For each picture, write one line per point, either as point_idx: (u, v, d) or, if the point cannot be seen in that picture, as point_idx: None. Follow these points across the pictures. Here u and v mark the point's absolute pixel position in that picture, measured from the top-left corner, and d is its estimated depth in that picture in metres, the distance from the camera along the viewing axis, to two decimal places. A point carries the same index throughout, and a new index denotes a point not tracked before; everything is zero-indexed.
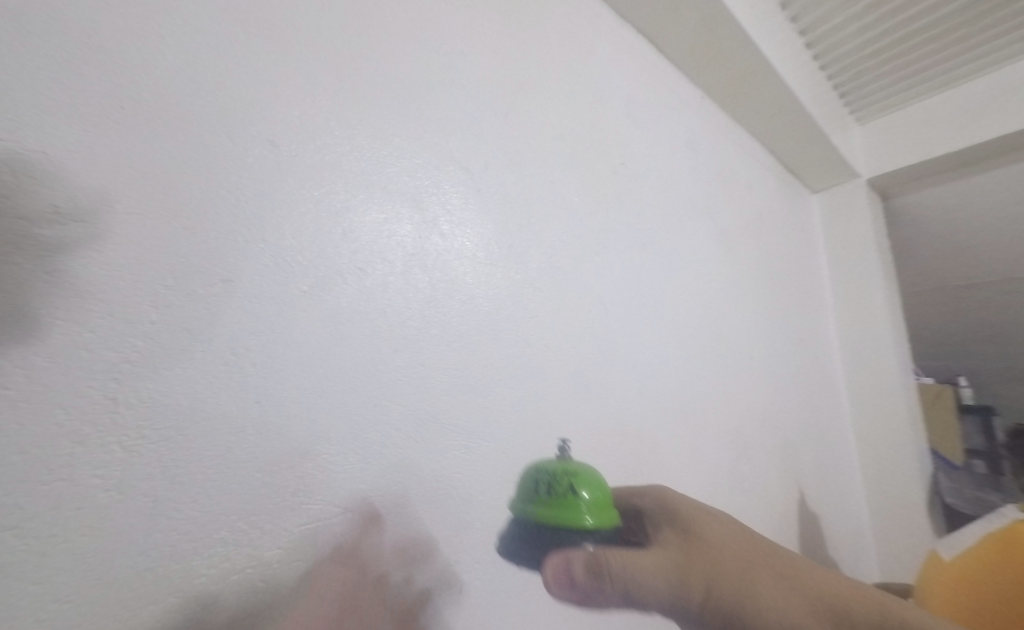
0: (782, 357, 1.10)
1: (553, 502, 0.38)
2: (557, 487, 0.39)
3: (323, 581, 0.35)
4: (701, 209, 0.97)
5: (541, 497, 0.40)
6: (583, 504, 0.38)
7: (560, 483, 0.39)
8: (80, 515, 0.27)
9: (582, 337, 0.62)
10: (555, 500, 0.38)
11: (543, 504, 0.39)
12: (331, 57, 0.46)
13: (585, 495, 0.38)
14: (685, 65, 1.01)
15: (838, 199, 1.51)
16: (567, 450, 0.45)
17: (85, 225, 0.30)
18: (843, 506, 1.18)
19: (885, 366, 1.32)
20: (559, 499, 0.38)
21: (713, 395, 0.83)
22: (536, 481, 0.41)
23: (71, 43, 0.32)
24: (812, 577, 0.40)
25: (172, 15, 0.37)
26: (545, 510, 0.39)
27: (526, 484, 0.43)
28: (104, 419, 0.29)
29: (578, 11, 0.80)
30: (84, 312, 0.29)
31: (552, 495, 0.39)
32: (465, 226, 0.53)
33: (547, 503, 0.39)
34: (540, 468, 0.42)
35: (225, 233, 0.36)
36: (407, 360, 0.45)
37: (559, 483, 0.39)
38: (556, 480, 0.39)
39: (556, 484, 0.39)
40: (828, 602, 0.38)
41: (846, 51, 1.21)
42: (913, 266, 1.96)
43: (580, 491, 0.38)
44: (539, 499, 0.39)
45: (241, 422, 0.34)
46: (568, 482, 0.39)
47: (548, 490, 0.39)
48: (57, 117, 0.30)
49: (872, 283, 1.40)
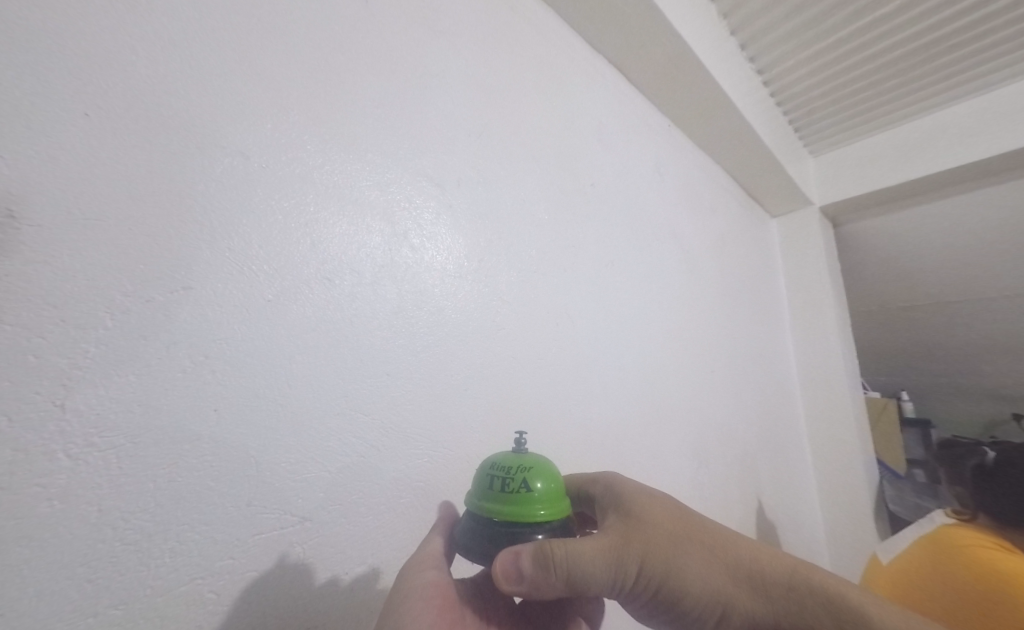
0: (741, 372, 1.16)
1: (507, 497, 0.37)
2: (511, 483, 0.38)
3: (277, 591, 0.35)
4: (667, 231, 1.01)
5: (493, 492, 0.38)
6: (537, 497, 0.37)
7: (514, 478, 0.38)
8: (19, 524, 0.27)
9: (549, 351, 0.64)
10: (508, 496, 0.37)
11: (495, 498, 0.38)
12: (306, 73, 0.47)
13: (539, 487, 0.38)
14: (654, 96, 1.07)
15: (796, 224, 1.61)
16: (524, 441, 0.43)
17: (38, 229, 0.30)
18: (797, 515, 1.23)
19: (836, 382, 1.40)
20: (514, 495, 0.37)
21: (675, 408, 0.86)
22: (488, 474, 0.40)
23: (34, 50, 0.32)
24: (745, 548, 0.40)
25: (143, 26, 0.37)
26: (498, 504, 0.38)
27: (480, 481, 0.40)
28: (50, 427, 0.28)
29: (552, 42, 0.83)
30: (33, 318, 0.29)
31: (505, 491, 0.38)
32: (436, 239, 0.54)
33: (501, 498, 0.38)
34: (494, 464, 0.40)
35: (188, 240, 0.36)
36: (373, 370, 0.45)
37: (513, 478, 0.38)
38: (509, 475, 0.38)
39: (510, 479, 0.38)
40: (756, 569, 0.39)
41: (802, 88, 1.30)
42: (864, 287, 2.09)
43: (534, 484, 0.38)
44: (492, 494, 0.38)
45: (197, 431, 0.34)
46: (521, 478, 0.38)
47: (502, 486, 0.38)
48: (15, 122, 0.30)
49: (826, 303, 1.48)
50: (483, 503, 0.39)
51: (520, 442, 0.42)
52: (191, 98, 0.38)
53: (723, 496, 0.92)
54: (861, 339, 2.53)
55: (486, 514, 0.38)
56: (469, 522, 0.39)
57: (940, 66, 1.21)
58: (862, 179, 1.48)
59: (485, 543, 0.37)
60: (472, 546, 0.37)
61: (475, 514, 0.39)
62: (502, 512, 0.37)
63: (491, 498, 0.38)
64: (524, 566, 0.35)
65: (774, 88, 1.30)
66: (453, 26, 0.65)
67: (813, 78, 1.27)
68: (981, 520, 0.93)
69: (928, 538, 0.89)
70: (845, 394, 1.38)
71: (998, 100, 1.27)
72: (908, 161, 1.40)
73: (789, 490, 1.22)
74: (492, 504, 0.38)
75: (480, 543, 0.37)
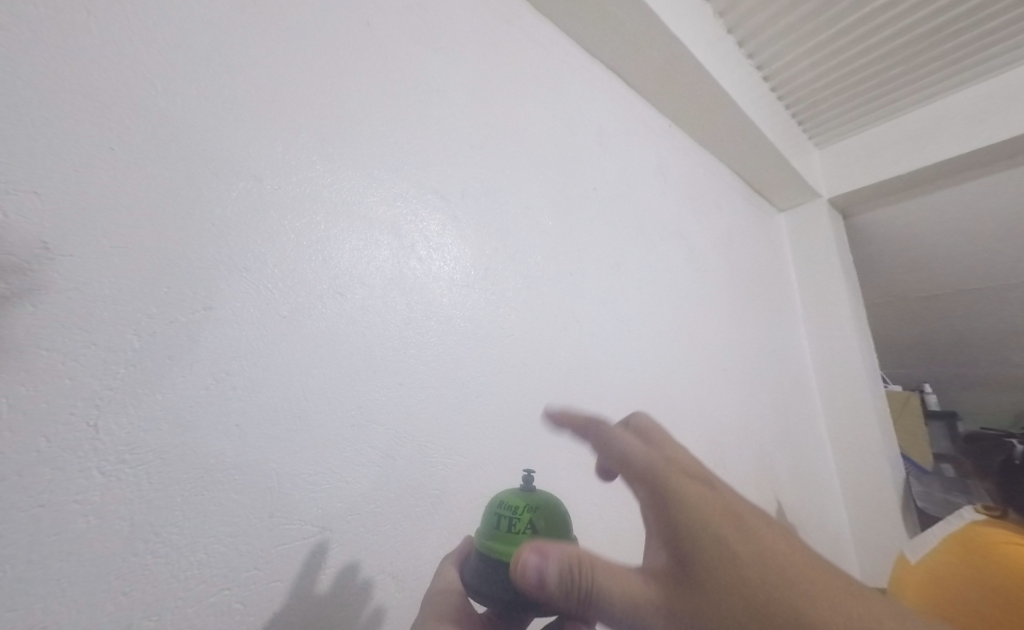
0: (755, 369, 1.14)
1: (515, 539, 0.37)
2: (518, 524, 0.38)
3: (301, 599, 0.36)
4: (673, 232, 1.01)
5: (500, 532, 0.38)
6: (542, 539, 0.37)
7: (521, 518, 0.38)
8: (57, 541, 0.28)
9: (560, 356, 0.65)
10: (518, 538, 0.37)
11: (502, 539, 0.37)
12: (314, 98, 0.49)
13: (542, 527, 0.38)
14: (653, 99, 1.07)
15: (804, 217, 1.59)
16: (533, 478, 0.42)
17: (69, 258, 0.32)
18: (821, 514, 1.20)
19: (855, 376, 1.38)
20: (519, 536, 0.37)
21: (688, 405, 0.85)
22: (495, 514, 0.39)
23: (62, 91, 0.34)
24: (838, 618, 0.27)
25: (163, 64, 0.39)
26: (505, 547, 0.37)
27: (487, 520, 0.40)
28: (85, 446, 0.30)
29: (550, 50, 0.85)
30: (67, 342, 0.31)
31: (511, 532, 0.37)
32: (443, 250, 0.56)
33: (508, 539, 0.37)
34: (502, 503, 0.40)
35: (207, 262, 0.38)
36: (385, 380, 0.46)
37: (520, 518, 0.38)
38: (515, 515, 0.38)
39: (516, 520, 0.38)
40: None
41: (802, 82, 1.30)
42: (879, 279, 2.05)
43: (539, 525, 0.38)
44: (499, 535, 0.38)
45: (221, 445, 0.35)
46: (527, 519, 0.38)
47: (509, 525, 0.38)
48: (50, 163, 0.32)
49: (840, 295, 1.46)
50: (491, 545, 0.38)
51: (529, 478, 0.42)
52: (205, 126, 0.40)
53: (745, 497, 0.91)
54: (882, 331, 2.47)
55: (496, 556, 0.37)
56: (475, 563, 0.38)
57: (943, 53, 1.20)
58: (871, 169, 1.46)
59: (498, 587, 0.36)
60: (486, 592, 0.36)
61: (482, 555, 0.38)
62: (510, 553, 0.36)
63: (498, 540, 0.37)
64: (549, 576, 0.31)
65: (774, 84, 1.30)
66: (453, 42, 0.67)
67: (813, 72, 1.27)
68: (1014, 517, 0.91)
69: (957, 536, 0.87)
70: (865, 388, 1.36)
71: (1006, 83, 1.25)
72: (918, 149, 1.37)
73: (811, 488, 1.20)
74: (498, 545, 0.37)
75: (493, 589, 0.36)
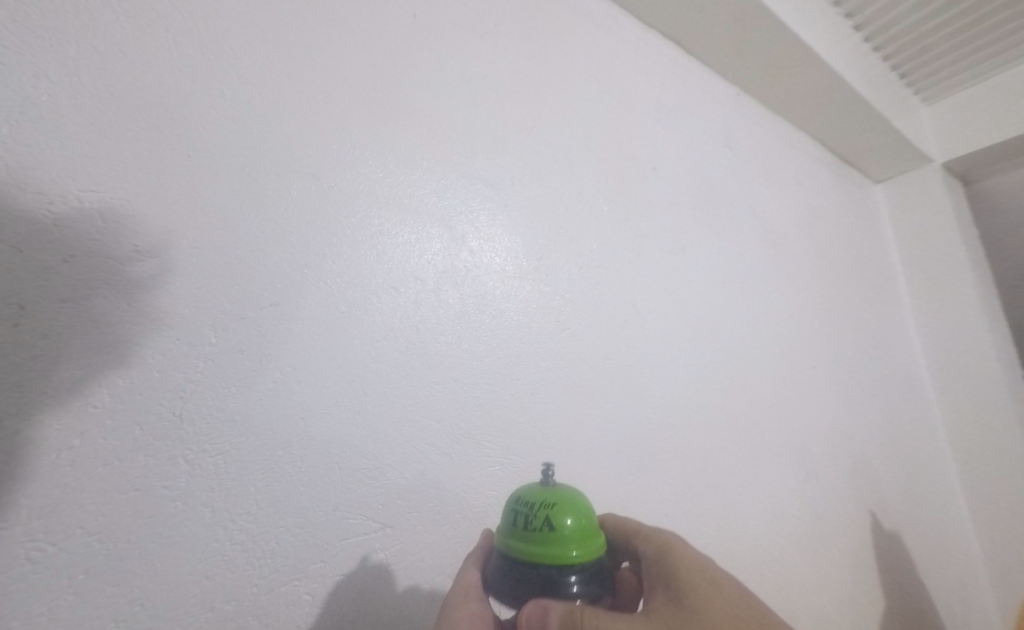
0: (851, 366, 1.00)
1: (533, 537, 0.32)
2: (534, 521, 0.33)
3: (361, 595, 0.36)
4: (746, 212, 0.91)
5: (519, 530, 0.34)
6: (567, 536, 0.32)
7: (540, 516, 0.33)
8: (153, 521, 0.30)
9: (620, 350, 0.61)
10: (534, 536, 0.32)
11: (521, 537, 0.33)
12: (366, 96, 0.49)
13: (570, 523, 0.33)
14: (717, 64, 0.97)
15: (909, 187, 1.37)
16: (551, 473, 0.37)
17: (157, 261, 0.34)
18: (940, 534, 1.02)
19: (985, 371, 1.16)
20: (539, 535, 0.32)
21: (770, 407, 0.76)
22: (513, 510, 0.35)
23: (147, 107, 0.37)
24: None
25: (229, 75, 0.41)
26: (522, 546, 0.33)
27: (507, 518, 0.36)
28: (172, 435, 0.32)
29: (601, 25, 0.79)
30: (156, 339, 0.33)
31: (528, 529, 0.33)
32: (494, 241, 0.54)
33: (527, 537, 0.33)
34: (519, 498, 0.35)
35: (272, 260, 0.39)
36: (439, 375, 0.45)
37: (536, 515, 0.33)
38: (532, 511, 0.34)
39: (533, 516, 0.33)
40: None
41: (904, 27, 1.11)
42: (1011, 255, 1.72)
43: (562, 521, 0.33)
44: (517, 532, 0.34)
45: (289, 436, 0.36)
46: (545, 515, 0.33)
47: (525, 522, 0.33)
48: (136, 171, 0.35)
49: (961, 276, 1.23)
50: (510, 542, 0.34)
51: (547, 473, 0.37)
52: (266, 132, 0.42)
53: (841, 514, 0.79)
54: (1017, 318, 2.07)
55: (512, 555, 0.33)
56: (497, 562, 0.34)
57: None
58: (1002, 123, 1.22)
59: (518, 589, 0.32)
60: (506, 592, 0.32)
61: (502, 553, 0.34)
62: (527, 552, 0.32)
63: (515, 537, 0.34)
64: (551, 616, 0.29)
65: (868, 33, 1.12)
66: (498, 26, 0.65)
67: (919, 14, 1.08)
68: None
69: None
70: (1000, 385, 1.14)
71: None
72: None
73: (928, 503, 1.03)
74: (517, 544, 0.33)
75: (510, 587, 0.32)
